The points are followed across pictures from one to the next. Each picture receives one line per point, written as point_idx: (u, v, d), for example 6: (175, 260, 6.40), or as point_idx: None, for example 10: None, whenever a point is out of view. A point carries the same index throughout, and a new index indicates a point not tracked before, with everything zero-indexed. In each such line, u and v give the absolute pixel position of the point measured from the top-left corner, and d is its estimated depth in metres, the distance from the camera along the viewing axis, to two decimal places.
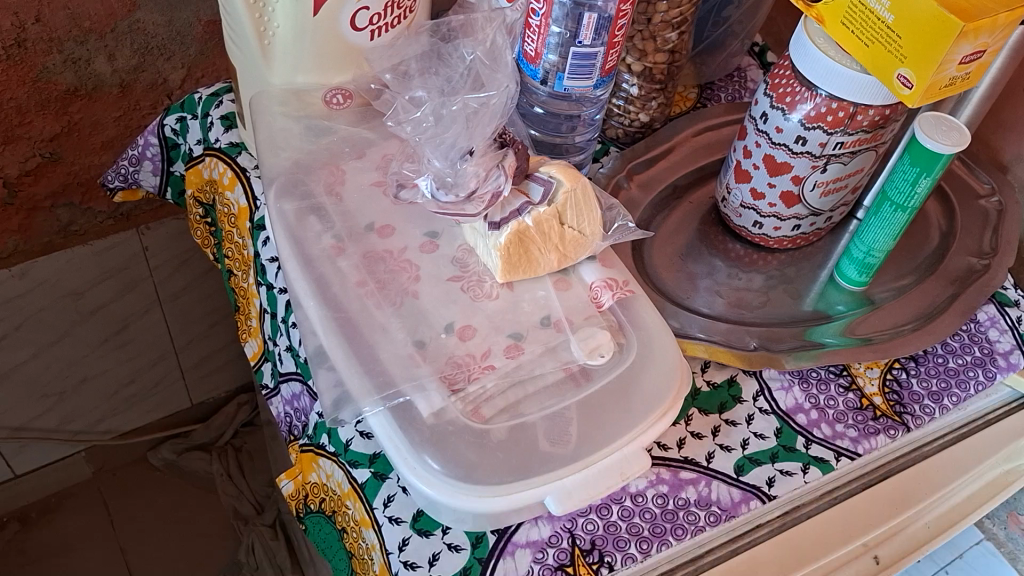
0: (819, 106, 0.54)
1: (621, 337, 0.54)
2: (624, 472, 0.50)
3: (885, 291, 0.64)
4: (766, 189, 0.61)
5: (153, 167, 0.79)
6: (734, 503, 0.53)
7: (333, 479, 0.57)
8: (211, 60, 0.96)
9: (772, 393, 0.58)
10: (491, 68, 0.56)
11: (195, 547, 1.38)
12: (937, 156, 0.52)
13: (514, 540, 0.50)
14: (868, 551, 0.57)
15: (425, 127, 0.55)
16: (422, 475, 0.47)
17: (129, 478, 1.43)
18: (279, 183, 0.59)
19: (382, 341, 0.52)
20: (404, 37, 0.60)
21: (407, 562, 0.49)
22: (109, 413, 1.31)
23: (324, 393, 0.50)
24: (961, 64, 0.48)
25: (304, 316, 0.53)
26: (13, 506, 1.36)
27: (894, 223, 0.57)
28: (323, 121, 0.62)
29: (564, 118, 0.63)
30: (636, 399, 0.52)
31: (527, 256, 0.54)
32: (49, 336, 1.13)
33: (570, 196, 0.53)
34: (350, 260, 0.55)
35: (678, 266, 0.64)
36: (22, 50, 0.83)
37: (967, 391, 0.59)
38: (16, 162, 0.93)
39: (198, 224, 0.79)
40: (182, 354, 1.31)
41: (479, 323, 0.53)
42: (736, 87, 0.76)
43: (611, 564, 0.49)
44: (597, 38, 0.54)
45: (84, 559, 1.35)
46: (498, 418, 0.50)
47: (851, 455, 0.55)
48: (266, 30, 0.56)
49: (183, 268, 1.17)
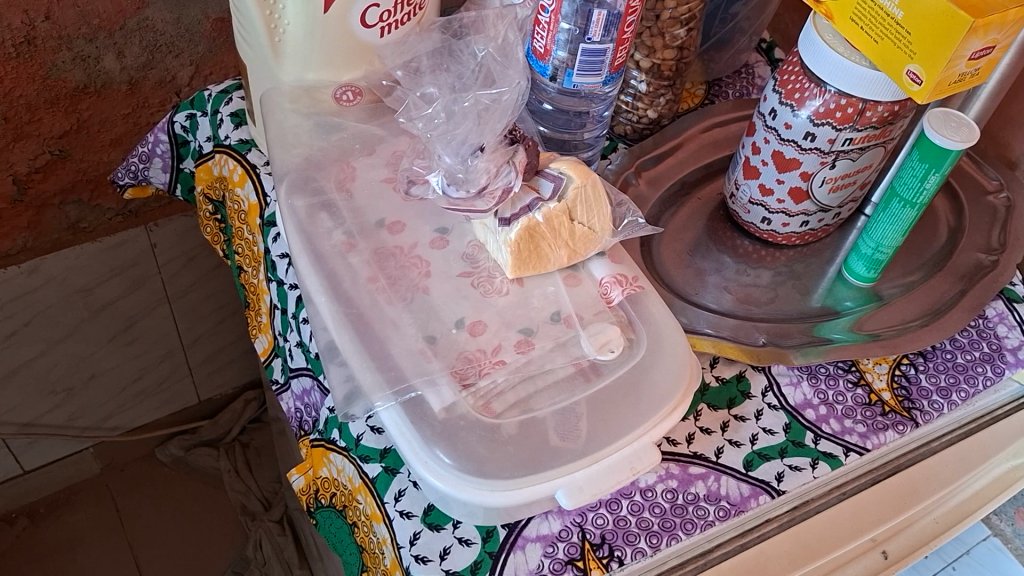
0: (827, 102, 0.54)
1: (630, 333, 0.54)
2: (634, 467, 0.50)
3: (893, 287, 0.64)
4: (775, 186, 0.61)
5: (163, 164, 0.79)
6: (743, 497, 0.53)
7: (343, 473, 0.58)
8: (220, 58, 0.96)
9: (780, 389, 0.58)
10: (502, 65, 0.56)
11: (204, 543, 1.39)
12: (946, 152, 0.52)
13: (524, 534, 0.50)
14: (876, 547, 0.58)
15: (437, 123, 0.55)
16: (433, 469, 0.48)
17: (137, 474, 1.44)
18: (290, 179, 0.59)
19: (393, 336, 0.52)
20: (414, 34, 0.60)
21: (418, 556, 0.50)
22: (117, 409, 1.32)
23: (335, 387, 0.50)
24: (971, 61, 0.48)
25: (315, 312, 0.53)
26: (22, 501, 1.37)
27: (903, 219, 0.57)
28: (333, 118, 0.62)
29: (573, 114, 0.63)
30: (645, 394, 0.52)
31: (537, 252, 0.54)
32: (58, 332, 1.13)
33: (580, 192, 0.53)
34: (361, 257, 0.56)
35: (687, 262, 0.64)
36: (30, 47, 0.83)
37: (976, 387, 0.59)
38: (25, 160, 0.93)
39: (208, 221, 0.79)
40: (189, 350, 1.31)
41: (490, 319, 0.53)
42: (743, 83, 0.76)
43: (621, 558, 0.50)
44: (606, 35, 0.54)
45: (92, 553, 1.36)
46: (510, 413, 0.50)
47: (860, 450, 0.55)
48: (277, 27, 0.56)
49: (191, 265, 1.17)
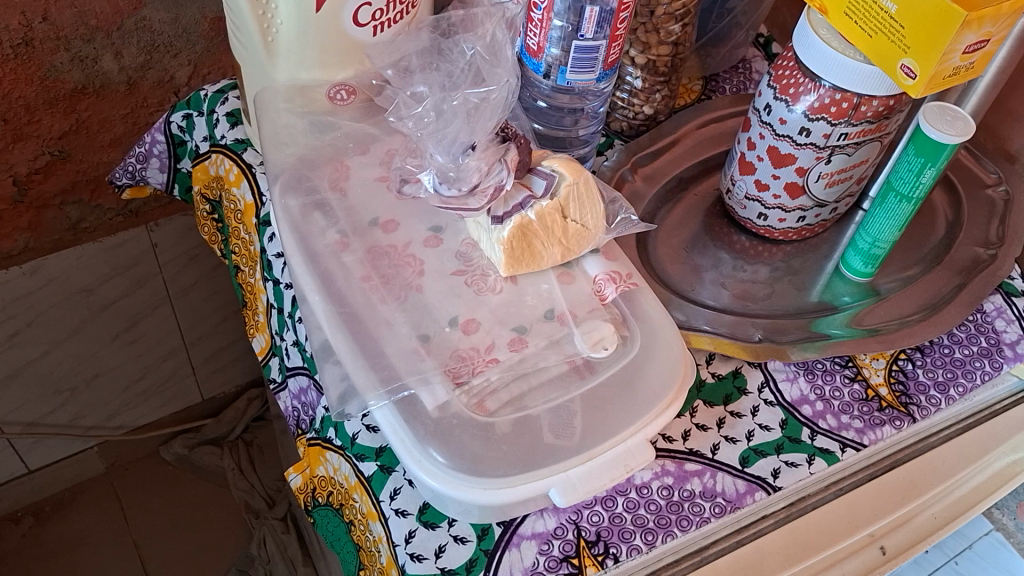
0: (822, 97, 0.54)
1: (624, 330, 0.54)
2: (628, 464, 0.50)
3: (891, 281, 0.64)
4: (771, 181, 0.61)
5: (161, 164, 0.80)
6: (740, 494, 0.53)
7: (339, 472, 0.58)
8: (218, 57, 0.96)
9: (776, 385, 0.58)
10: (491, 63, 0.56)
11: (209, 541, 1.40)
12: (942, 146, 0.52)
13: (520, 532, 0.50)
14: (874, 542, 0.57)
15: (427, 122, 0.55)
16: (427, 468, 0.48)
17: (140, 473, 1.45)
18: (283, 179, 0.59)
19: (387, 336, 0.52)
20: (404, 33, 0.60)
21: (413, 555, 0.50)
22: (121, 408, 1.33)
23: (330, 387, 0.51)
24: (965, 54, 0.47)
25: (309, 312, 0.53)
26: (28, 501, 1.38)
27: (899, 214, 0.57)
28: (327, 117, 0.62)
29: (567, 111, 0.63)
30: (639, 391, 0.52)
31: (530, 250, 0.54)
32: (61, 333, 1.14)
33: (572, 189, 0.53)
34: (355, 256, 0.56)
35: (684, 258, 0.64)
36: (28, 49, 0.83)
37: (973, 381, 0.59)
38: (25, 161, 0.93)
39: (205, 221, 0.79)
40: (192, 349, 1.32)
41: (483, 317, 0.53)
42: (741, 78, 0.76)
43: (616, 555, 0.50)
44: (599, 31, 0.53)
45: (97, 552, 1.37)
46: (503, 411, 0.50)
47: (856, 446, 0.55)
48: (269, 27, 0.56)
49: (191, 264, 1.18)
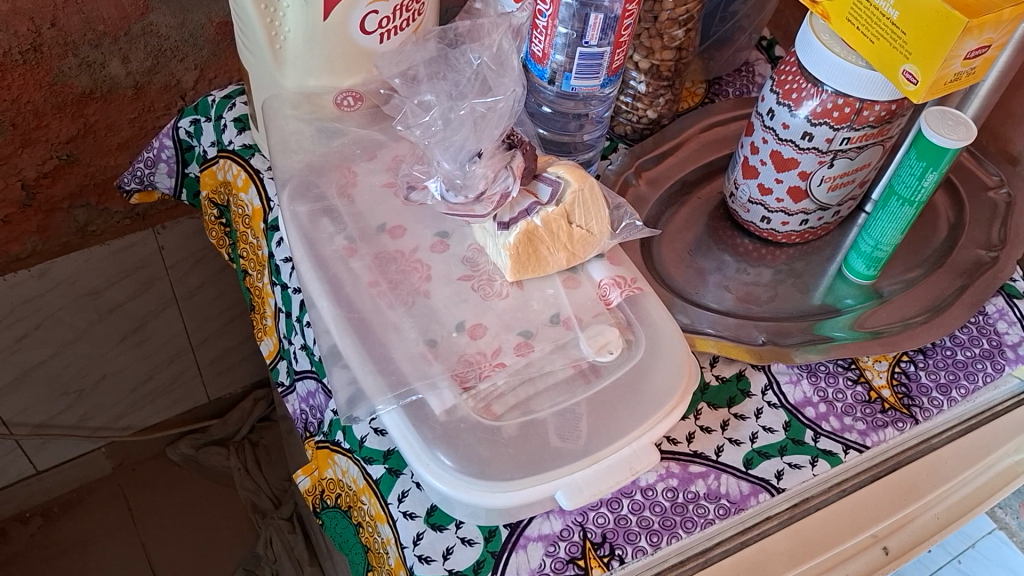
0: (825, 102, 0.55)
1: (629, 334, 0.55)
2: (632, 467, 0.50)
3: (894, 283, 0.64)
4: (774, 185, 0.61)
5: (168, 169, 0.81)
6: (744, 496, 0.53)
7: (348, 474, 0.58)
8: (224, 61, 0.97)
9: (779, 387, 0.59)
10: (497, 72, 0.57)
11: (217, 540, 1.41)
12: (943, 150, 0.52)
13: (526, 534, 0.51)
14: (877, 542, 0.58)
15: (434, 130, 0.56)
16: (434, 471, 0.48)
17: (147, 474, 1.46)
18: (291, 185, 0.60)
19: (394, 341, 0.53)
20: (411, 42, 0.61)
21: (422, 556, 0.50)
22: (128, 409, 1.33)
23: (339, 390, 0.51)
24: (966, 60, 0.48)
25: (317, 316, 0.54)
26: (36, 501, 1.39)
27: (901, 217, 0.58)
28: (333, 123, 0.62)
29: (571, 117, 0.64)
30: (644, 394, 0.52)
31: (535, 254, 0.54)
32: (69, 335, 1.15)
33: (577, 195, 0.53)
34: (363, 261, 0.56)
35: (687, 261, 0.64)
36: (37, 54, 0.84)
37: (975, 383, 0.59)
38: (33, 165, 0.94)
39: (213, 225, 0.80)
40: (198, 350, 1.32)
41: (489, 322, 0.54)
42: (744, 81, 0.77)
43: (622, 556, 0.50)
44: (603, 38, 0.54)
45: (105, 552, 1.38)
46: (510, 415, 0.51)
47: (859, 447, 0.56)
48: (277, 35, 0.57)
49: (198, 266, 1.19)
